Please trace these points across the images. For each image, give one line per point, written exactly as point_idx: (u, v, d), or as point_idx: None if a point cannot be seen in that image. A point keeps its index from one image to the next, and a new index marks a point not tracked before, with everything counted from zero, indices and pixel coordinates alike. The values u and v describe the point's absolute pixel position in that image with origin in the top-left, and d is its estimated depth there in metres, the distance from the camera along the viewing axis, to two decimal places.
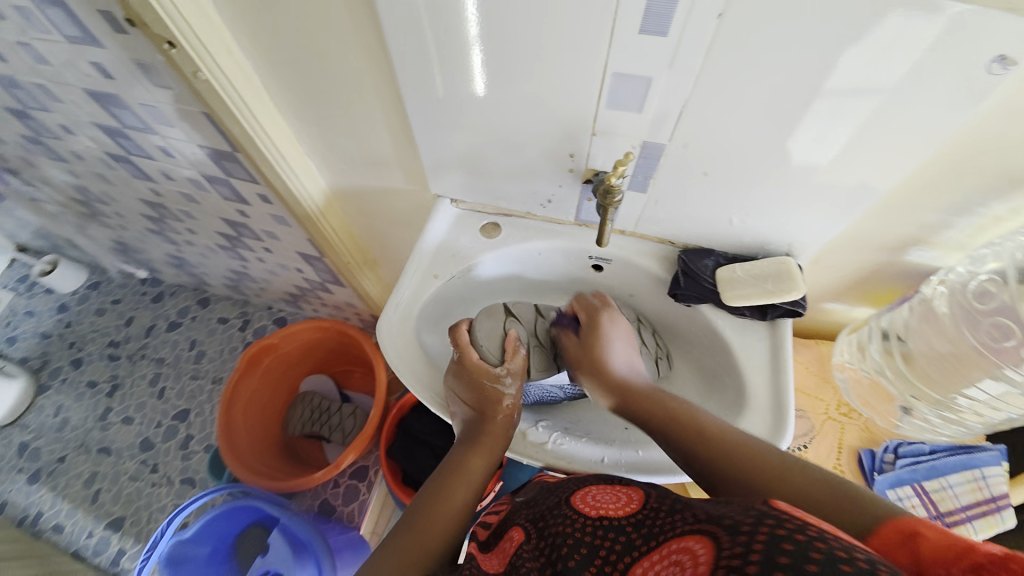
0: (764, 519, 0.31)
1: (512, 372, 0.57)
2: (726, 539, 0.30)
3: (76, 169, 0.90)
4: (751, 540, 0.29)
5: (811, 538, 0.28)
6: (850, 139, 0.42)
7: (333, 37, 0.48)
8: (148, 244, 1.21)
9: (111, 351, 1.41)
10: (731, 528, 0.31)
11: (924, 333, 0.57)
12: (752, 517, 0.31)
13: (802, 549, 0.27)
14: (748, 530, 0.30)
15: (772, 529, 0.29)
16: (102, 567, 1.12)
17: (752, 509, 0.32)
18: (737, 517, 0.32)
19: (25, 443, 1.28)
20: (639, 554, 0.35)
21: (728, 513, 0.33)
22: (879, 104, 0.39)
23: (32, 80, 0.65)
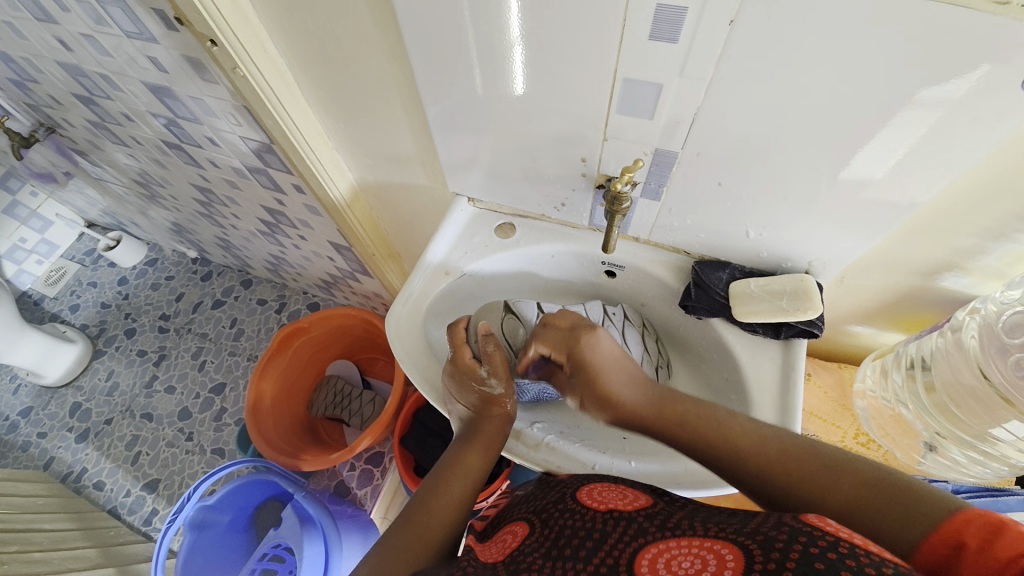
0: (798, 535, 0.29)
1: (499, 372, 0.55)
2: (758, 552, 0.29)
3: (137, 153, 0.97)
4: (786, 557, 0.28)
5: (847, 555, 0.27)
6: (907, 156, 0.39)
7: (360, 39, 0.50)
8: (198, 226, 1.29)
9: (161, 324, 1.51)
10: (763, 540, 0.30)
11: (950, 363, 0.53)
12: (787, 534, 0.30)
13: (836, 567, 0.27)
14: (781, 545, 0.29)
15: (807, 547, 0.28)
16: (136, 524, 1.20)
17: (781, 523, 0.31)
18: (767, 530, 0.31)
19: (78, 403, 1.40)
20: (650, 538, 0.35)
21: (759, 526, 0.32)
22: (942, 118, 0.36)
23: (97, 70, 0.71)
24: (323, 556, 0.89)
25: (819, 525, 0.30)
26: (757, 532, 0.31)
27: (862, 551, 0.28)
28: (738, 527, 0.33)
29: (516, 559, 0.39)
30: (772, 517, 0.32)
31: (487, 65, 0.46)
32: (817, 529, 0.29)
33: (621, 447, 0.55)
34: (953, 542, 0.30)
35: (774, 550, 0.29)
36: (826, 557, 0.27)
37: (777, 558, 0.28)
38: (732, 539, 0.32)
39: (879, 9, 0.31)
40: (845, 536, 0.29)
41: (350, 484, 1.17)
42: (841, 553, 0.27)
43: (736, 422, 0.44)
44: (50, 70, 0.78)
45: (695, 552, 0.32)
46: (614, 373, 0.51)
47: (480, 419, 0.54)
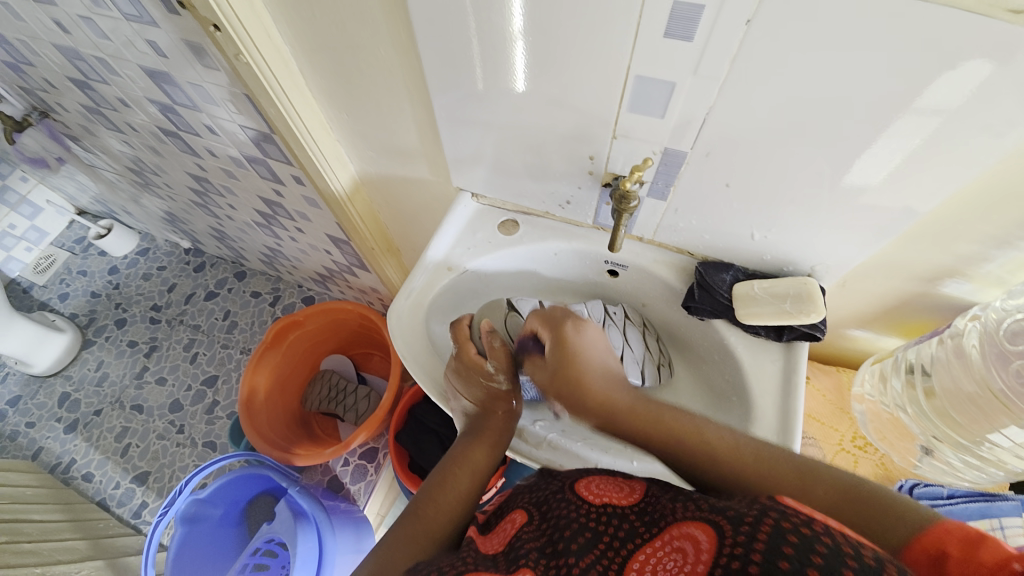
0: (769, 510, 0.29)
1: (505, 367, 0.57)
2: (729, 530, 0.29)
3: (132, 140, 0.95)
4: (754, 531, 0.28)
5: (819, 534, 0.27)
6: (902, 162, 0.40)
7: (367, 29, 0.49)
8: (193, 216, 1.27)
9: (152, 315, 1.49)
10: (735, 518, 0.30)
11: (950, 371, 0.54)
12: (758, 509, 0.29)
13: (811, 541, 0.26)
14: (751, 521, 0.29)
15: (777, 521, 0.28)
16: (124, 517, 1.19)
17: (755, 502, 0.31)
18: (741, 509, 0.31)
19: (67, 393, 1.38)
20: (641, 542, 0.35)
21: (733, 505, 0.32)
22: (941, 124, 0.36)
23: (94, 54, 0.70)
24: (316, 552, 0.88)
25: (794, 507, 0.29)
26: (728, 510, 0.32)
27: (836, 532, 0.27)
28: (713, 507, 0.33)
29: (514, 547, 0.38)
30: (748, 499, 0.32)
31: (493, 59, 0.46)
32: (789, 508, 0.29)
33: None
34: (935, 551, 0.29)
35: (744, 525, 0.29)
36: (799, 532, 0.27)
37: (747, 532, 0.28)
38: (705, 519, 0.32)
39: (895, 14, 0.31)
40: (819, 517, 0.28)
41: (343, 479, 1.16)
42: (817, 531, 0.27)
43: (714, 430, 0.42)
44: (45, 52, 0.76)
45: (676, 544, 0.32)
46: (597, 377, 0.51)
47: (486, 415, 0.55)
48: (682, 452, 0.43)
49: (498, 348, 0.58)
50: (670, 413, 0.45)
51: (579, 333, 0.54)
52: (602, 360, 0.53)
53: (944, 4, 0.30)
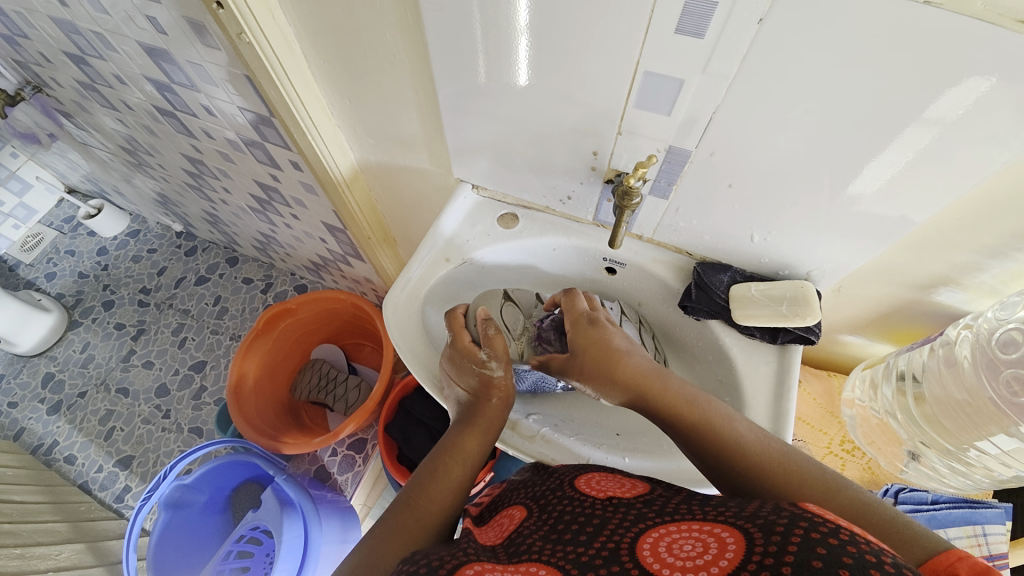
0: (799, 520, 0.29)
1: (499, 355, 0.55)
2: (759, 537, 0.29)
3: (126, 119, 0.94)
4: (785, 540, 0.28)
5: (848, 541, 0.27)
6: (900, 170, 0.40)
7: (373, 13, 0.48)
8: (186, 199, 1.25)
9: (141, 298, 1.47)
10: (763, 524, 0.30)
11: (941, 380, 0.54)
12: (787, 518, 0.30)
13: (838, 553, 0.26)
14: (781, 530, 0.29)
15: (806, 531, 0.28)
16: (106, 501, 1.17)
17: (781, 509, 0.31)
18: (767, 515, 0.31)
19: (51, 374, 1.36)
20: (649, 523, 0.35)
21: (759, 511, 0.31)
22: (939, 134, 0.37)
23: (91, 28, 0.68)
24: (302, 541, 0.87)
25: (818, 513, 0.30)
26: (755, 517, 0.31)
27: (861, 539, 0.28)
28: (736, 511, 0.33)
29: (516, 541, 0.38)
30: (769, 503, 0.32)
31: (495, 50, 0.45)
32: (815, 516, 0.29)
33: (615, 442, 0.55)
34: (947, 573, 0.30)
35: (775, 535, 0.29)
36: (828, 542, 0.27)
37: (778, 540, 0.28)
38: (734, 524, 0.31)
39: (905, 19, 0.31)
40: (844, 525, 0.29)
41: (331, 469, 1.15)
42: (845, 540, 0.27)
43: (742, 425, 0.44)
44: (39, 24, 0.75)
45: (696, 534, 0.32)
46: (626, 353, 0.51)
47: (479, 403, 0.54)
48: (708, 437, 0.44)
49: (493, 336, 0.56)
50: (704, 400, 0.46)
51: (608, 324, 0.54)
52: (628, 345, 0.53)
53: (955, 11, 0.30)
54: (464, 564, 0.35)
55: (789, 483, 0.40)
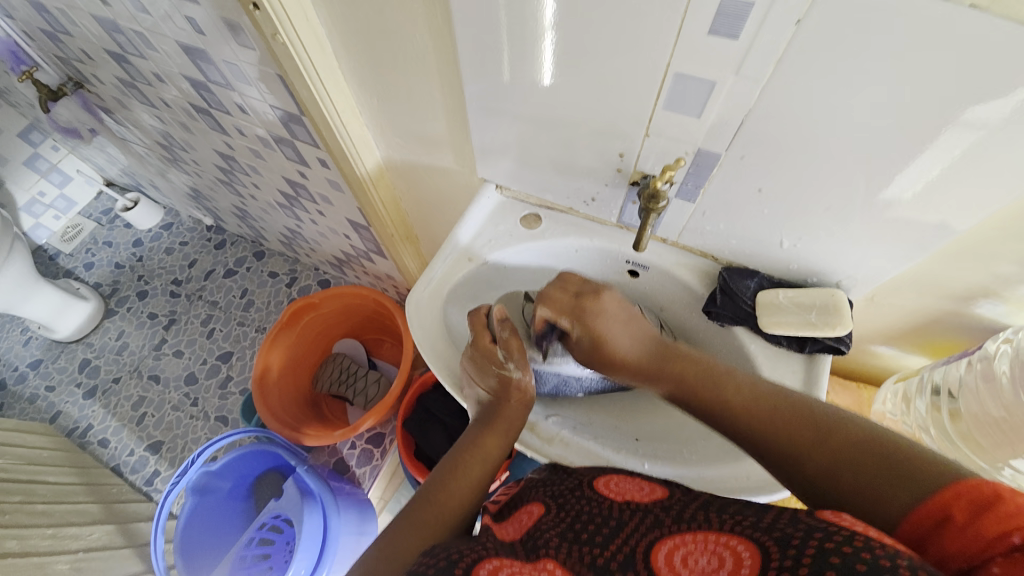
0: (814, 532, 0.29)
1: (515, 355, 0.55)
2: (775, 550, 0.29)
3: (164, 116, 0.97)
4: (799, 554, 0.27)
5: (863, 548, 0.26)
6: (940, 174, 0.38)
7: (404, 14, 0.49)
8: (217, 194, 1.29)
9: (172, 288, 1.52)
10: (780, 537, 0.29)
11: (978, 396, 0.53)
12: (804, 531, 0.29)
13: (852, 561, 0.26)
14: (798, 543, 0.28)
15: (821, 543, 0.27)
16: (136, 484, 1.22)
17: (798, 521, 0.30)
18: (785, 527, 0.30)
19: (87, 360, 1.42)
20: (666, 530, 0.34)
21: (777, 522, 0.31)
22: (982, 138, 0.35)
23: (132, 27, 0.71)
24: (321, 530, 0.89)
25: (835, 522, 0.29)
26: (772, 528, 0.31)
27: (878, 544, 0.26)
28: (754, 522, 0.32)
29: (534, 538, 0.38)
30: (787, 514, 0.31)
31: (521, 49, 0.45)
32: (831, 525, 0.29)
33: (635, 448, 0.55)
34: (939, 515, 0.29)
35: (791, 548, 0.28)
36: (843, 552, 0.26)
37: (794, 555, 0.28)
38: (750, 535, 0.31)
39: (950, 23, 0.30)
40: (861, 531, 0.28)
41: (349, 462, 1.17)
42: (861, 548, 0.26)
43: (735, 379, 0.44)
44: (83, 23, 0.78)
45: (713, 547, 0.31)
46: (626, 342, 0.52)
47: (499, 404, 0.54)
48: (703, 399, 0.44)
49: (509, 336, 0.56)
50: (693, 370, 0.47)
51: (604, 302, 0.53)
52: (626, 326, 0.52)
53: (1001, 14, 0.29)
54: (481, 560, 0.34)
55: (786, 430, 0.38)
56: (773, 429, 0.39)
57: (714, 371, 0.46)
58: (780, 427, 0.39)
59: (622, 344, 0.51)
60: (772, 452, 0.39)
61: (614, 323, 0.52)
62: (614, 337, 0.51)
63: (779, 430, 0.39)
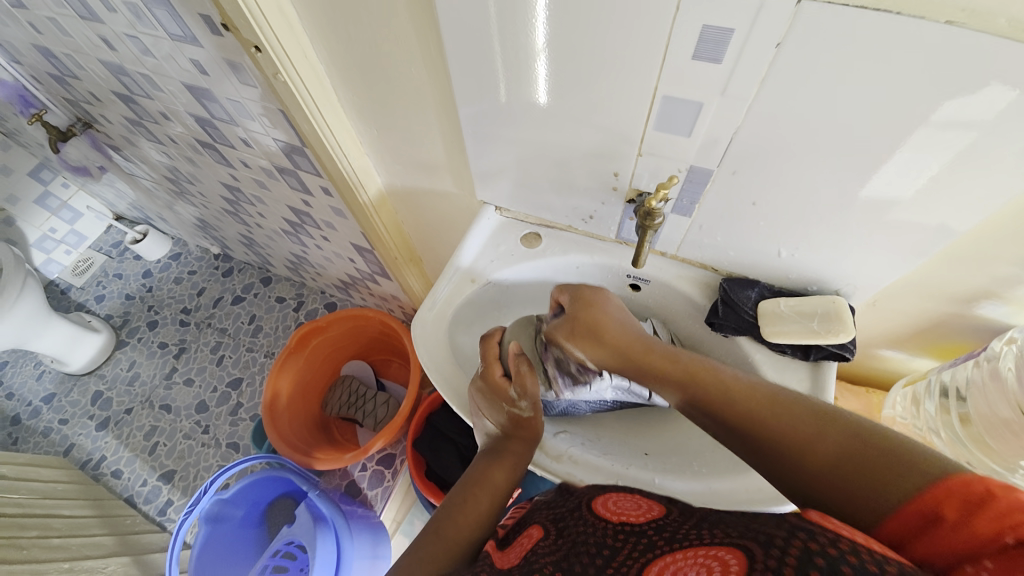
0: (797, 531, 0.29)
1: (529, 392, 0.55)
2: (759, 551, 0.28)
3: (170, 151, 0.99)
4: (784, 553, 0.27)
5: (847, 553, 0.26)
6: (933, 177, 0.39)
7: (398, 45, 0.51)
8: (223, 223, 1.32)
9: (182, 317, 1.54)
10: (763, 540, 0.29)
11: (986, 396, 0.53)
12: (786, 532, 0.29)
13: (838, 563, 0.26)
14: (781, 543, 0.28)
15: (805, 544, 0.27)
16: (150, 514, 1.22)
17: (783, 522, 0.30)
18: (770, 530, 0.30)
19: (99, 391, 1.43)
20: (657, 553, 0.34)
21: (762, 528, 0.31)
22: (975, 140, 0.35)
23: (138, 69, 0.73)
24: (334, 556, 0.89)
25: (825, 525, 0.29)
26: (755, 533, 0.31)
27: (864, 550, 0.27)
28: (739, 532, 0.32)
29: (531, 561, 0.38)
30: (776, 519, 0.31)
31: (514, 74, 0.47)
32: (817, 528, 0.29)
33: (644, 463, 0.55)
34: (931, 514, 0.29)
35: (774, 548, 0.28)
36: (827, 553, 0.26)
37: (777, 554, 0.27)
38: (734, 543, 0.31)
39: (927, 38, 0.31)
40: (848, 537, 0.28)
41: (361, 485, 1.17)
42: (843, 551, 0.27)
43: (730, 376, 0.46)
44: (92, 67, 0.80)
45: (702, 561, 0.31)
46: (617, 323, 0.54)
47: (507, 437, 0.55)
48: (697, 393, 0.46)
49: (526, 371, 0.56)
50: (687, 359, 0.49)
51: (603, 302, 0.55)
52: (617, 310, 0.55)
53: (979, 28, 0.30)
54: None
55: (776, 431, 0.40)
56: (768, 430, 0.40)
57: (715, 373, 0.46)
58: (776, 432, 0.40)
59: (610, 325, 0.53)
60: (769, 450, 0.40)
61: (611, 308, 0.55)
62: (605, 315, 0.54)
63: (770, 426, 0.40)
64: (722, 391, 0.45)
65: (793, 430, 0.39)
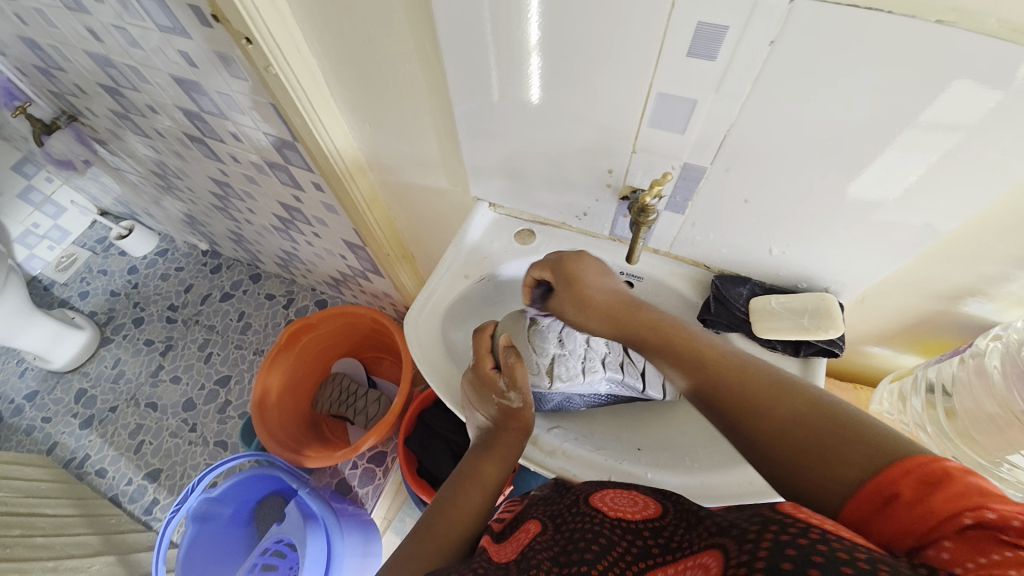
0: (770, 525, 0.29)
1: (519, 385, 0.54)
2: (734, 548, 0.29)
3: (158, 145, 0.98)
4: (756, 546, 0.27)
5: (817, 541, 0.26)
6: (919, 178, 0.39)
7: (391, 40, 0.50)
8: (212, 219, 1.30)
9: (169, 314, 1.52)
10: (738, 535, 0.29)
11: (972, 392, 0.54)
12: (759, 526, 0.29)
13: (809, 552, 0.25)
14: (753, 537, 0.28)
15: (777, 535, 0.27)
16: (135, 514, 1.20)
17: (756, 516, 0.30)
18: (743, 526, 0.30)
19: (83, 389, 1.40)
20: (656, 561, 0.34)
21: (737, 522, 0.31)
22: (961, 141, 0.36)
23: (125, 62, 0.72)
24: (324, 554, 0.88)
25: (793, 515, 0.29)
26: (732, 529, 0.31)
27: (833, 538, 0.27)
28: (721, 526, 0.32)
29: (527, 556, 0.38)
30: (752, 513, 0.31)
31: (509, 70, 0.47)
32: (789, 519, 0.29)
33: (637, 456, 0.55)
34: (887, 492, 0.29)
35: (747, 543, 0.28)
36: (798, 543, 0.26)
37: (750, 548, 0.27)
38: (714, 543, 0.31)
39: (917, 38, 0.32)
40: (820, 525, 0.28)
41: (352, 482, 1.16)
42: (814, 539, 0.26)
43: (711, 346, 0.45)
44: (77, 58, 0.79)
45: (688, 566, 0.31)
46: (603, 296, 0.53)
47: (498, 429, 0.54)
48: (683, 365, 0.45)
49: (515, 363, 0.55)
50: (669, 326, 0.49)
51: (585, 269, 0.54)
52: (603, 279, 0.54)
53: (968, 28, 0.31)
54: None
55: (763, 406, 0.39)
56: (746, 400, 0.40)
57: (700, 343, 0.46)
58: (756, 399, 0.39)
59: (595, 294, 0.53)
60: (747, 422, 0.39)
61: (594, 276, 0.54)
62: (589, 280, 0.54)
63: (748, 393, 0.40)
64: (702, 365, 0.44)
65: (777, 404, 0.38)
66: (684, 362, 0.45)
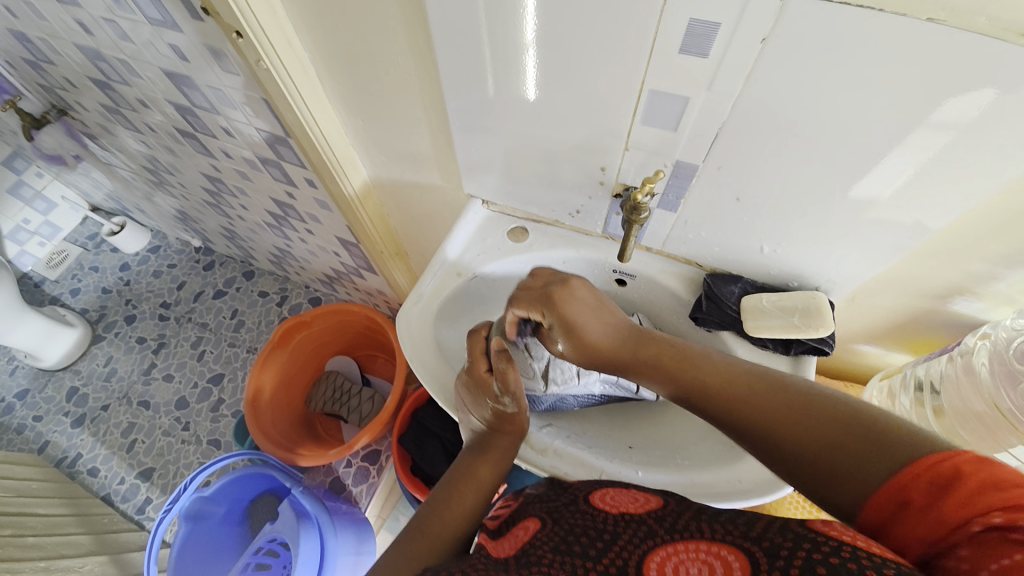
0: (803, 541, 0.29)
1: (511, 388, 0.53)
2: (764, 561, 0.29)
3: (149, 140, 0.97)
4: (790, 561, 0.28)
5: (848, 558, 0.27)
6: (913, 177, 0.39)
7: (382, 35, 0.50)
8: (204, 216, 1.29)
9: (161, 312, 1.50)
10: (770, 547, 0.30)
11: (960, 390, 0.55)
12: (793, 540, 0.30)
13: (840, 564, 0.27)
14: (786, 553, 0.29)
15: (808, 553, 0.28)
16: (127, 513, 1.19)
17: (786, 529, 0.31)
18: (773, 537, 0.31)
19: (75, 388, 1.39)
20: (660, 540, 0.35)
21: (765, 532, 0.32)
22: (953, 140, 0.36)
23: (114, 55, 0.71)
24: (319, 552, 0.88)
25: (824, 531, 0.30)
26: (761, 538, 0.32)
27: (862, 553, 0.28)
28: (741, 531, 0.33)
29: (527, 553, 0.37)
30: (777, 522, 0.32)
31: (504, 67, 0.46)
32: (820, 535, 0.30)
33: (629, 455, 0.55)
34: (899, 498, 0.31)
35: (779, 557, 0.29)
36: (828, 562, 0.27)
37: (782, 564, 0.28)
38: (735, 543, 0.32)
39: (909, 36, 0.32)
40: (849, 541, 0.29)
41: (345, 481, 1.16)
42: (846, 557, 0.28)
43: (712, 366, 0.45)
44: (66, 51, 0.78)
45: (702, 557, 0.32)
46: (603, 333, 0.51)
47: (493, 433, 0.54)
48: (688, 384, 0.46)
49: (505, 364, 0.54)
50: (671, 347, 0.49)
51: (574, 306, 0.51)
52: (598, 313, 0.52)
53: (958, 26, 0.31)
54: None
55: (782, 427, 0.39)
56: (754, 413, 0.41)
57: (703, 361, 0.46)
58: (762, 417, 0.40)
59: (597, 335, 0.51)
60: (746, 427, 0.41)
61: (586, 314, 0.51)
62: (587, 324, 0.51)
63: (756, 413, 0.41)
64: (707, 389, 0.44)
65: (797, 424, 0.38)
66: (690, 385, 0.46)
